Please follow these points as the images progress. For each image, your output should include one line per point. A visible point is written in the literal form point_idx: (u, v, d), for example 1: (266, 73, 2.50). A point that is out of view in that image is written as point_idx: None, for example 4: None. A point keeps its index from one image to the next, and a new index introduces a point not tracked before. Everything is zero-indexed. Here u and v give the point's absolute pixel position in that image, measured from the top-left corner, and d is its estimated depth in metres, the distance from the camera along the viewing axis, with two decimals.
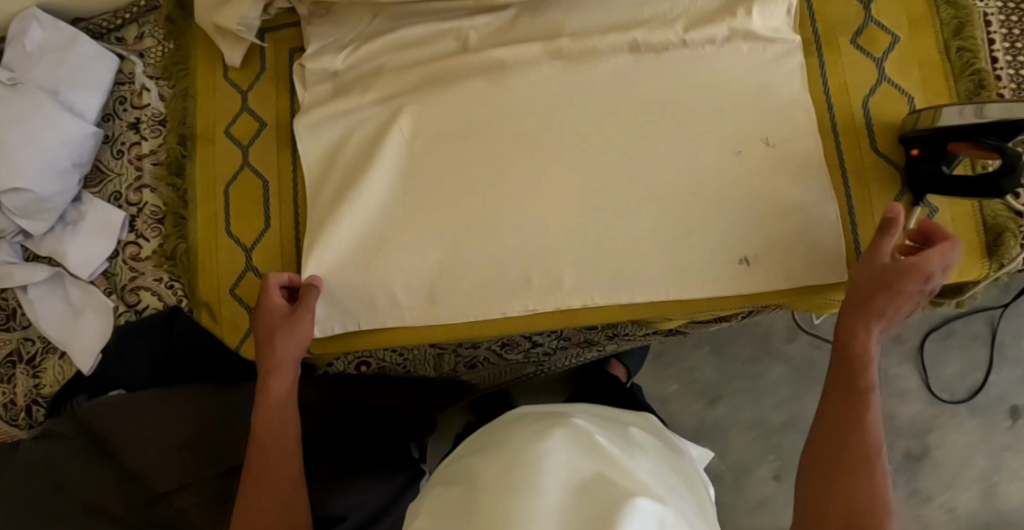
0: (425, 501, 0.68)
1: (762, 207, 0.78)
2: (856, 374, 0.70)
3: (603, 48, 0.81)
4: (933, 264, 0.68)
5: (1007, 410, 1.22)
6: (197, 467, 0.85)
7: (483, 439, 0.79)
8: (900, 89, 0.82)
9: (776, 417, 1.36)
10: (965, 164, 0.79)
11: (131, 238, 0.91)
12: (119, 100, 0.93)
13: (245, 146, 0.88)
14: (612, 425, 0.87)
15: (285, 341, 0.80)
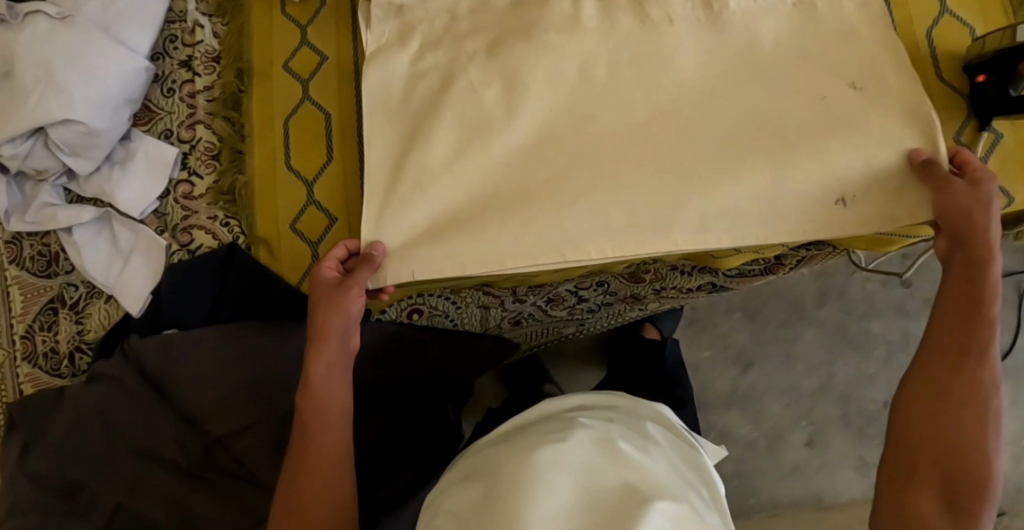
0: (445, 499, 0.65)
1: (851, 132, 0.76)
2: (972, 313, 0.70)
3: None
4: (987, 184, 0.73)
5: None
6: (255, 407, 0.84)
7: (499, 434, 0.74)
8: (961, 20, 0.83)
9: (808, 382, 1.36)
10: None
11: (184, 176, 0.88)
12: (170, 38, 0.91)
13: (305, 79, 0.86)
14: (634, 414, 0.80)
15: (333, 308, 0.74)
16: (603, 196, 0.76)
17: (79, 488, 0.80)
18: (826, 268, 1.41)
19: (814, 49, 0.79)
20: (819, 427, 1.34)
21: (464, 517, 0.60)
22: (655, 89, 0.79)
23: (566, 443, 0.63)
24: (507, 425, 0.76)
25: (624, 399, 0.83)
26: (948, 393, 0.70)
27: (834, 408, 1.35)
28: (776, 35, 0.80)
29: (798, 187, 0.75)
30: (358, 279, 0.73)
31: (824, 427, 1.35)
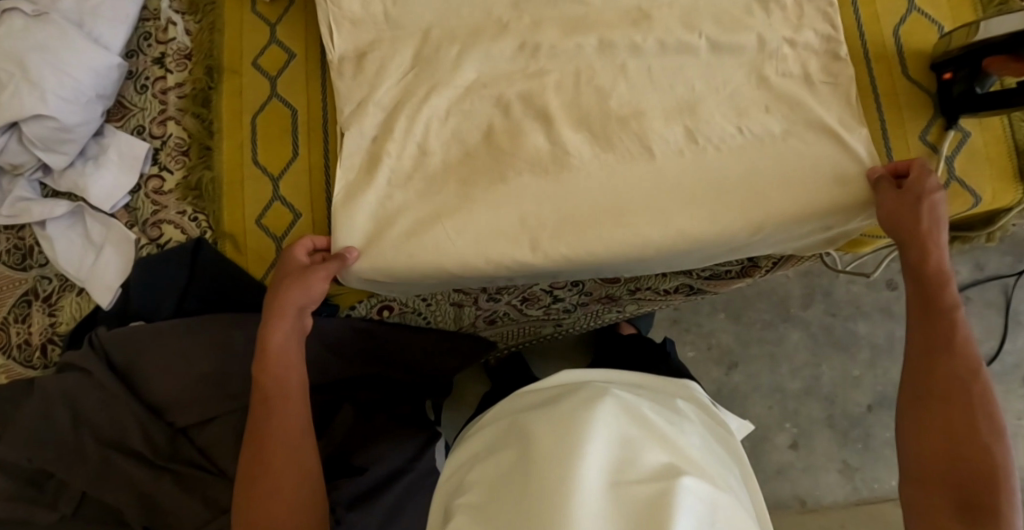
0: (472, 470, 0.68)
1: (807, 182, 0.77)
2: (933, 307, 0.72)
3: None
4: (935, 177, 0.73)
5: (1021, 379, 1.33)
6: (221, 397, 0.85)
7: (532, 398, 0.77)
8: (930, 18, 0.83)
9: (793, 383, 1.36)
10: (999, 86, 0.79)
11: (154, 171, 0.89)
12: (144, 36, 0.93)
13: (274, 77, 0.87)
14: (662, 394, 0.83)
15: (292, 290, 0.76)
16: (578, 231, 0.77)
17: (44, 478, 0.83)
18: (811, 270, 1.40)
19: (772, 50, 0.80)
20: (803, 427, 1.35)
21: (492, 477, 0.65)
22: (622, 86, 0.80)
23: (599, 409, 0.67)
24: (536, 390, 0.80)
25: (655, 380, 0.87)
26: (945, 400, 0.68)
27: (818, 410, 1.35)
28: (740, 34, 0.80)
29: (750, 196, 0.77)
30: (328, 268, 0.77)
31: (807, 428, 1.35)
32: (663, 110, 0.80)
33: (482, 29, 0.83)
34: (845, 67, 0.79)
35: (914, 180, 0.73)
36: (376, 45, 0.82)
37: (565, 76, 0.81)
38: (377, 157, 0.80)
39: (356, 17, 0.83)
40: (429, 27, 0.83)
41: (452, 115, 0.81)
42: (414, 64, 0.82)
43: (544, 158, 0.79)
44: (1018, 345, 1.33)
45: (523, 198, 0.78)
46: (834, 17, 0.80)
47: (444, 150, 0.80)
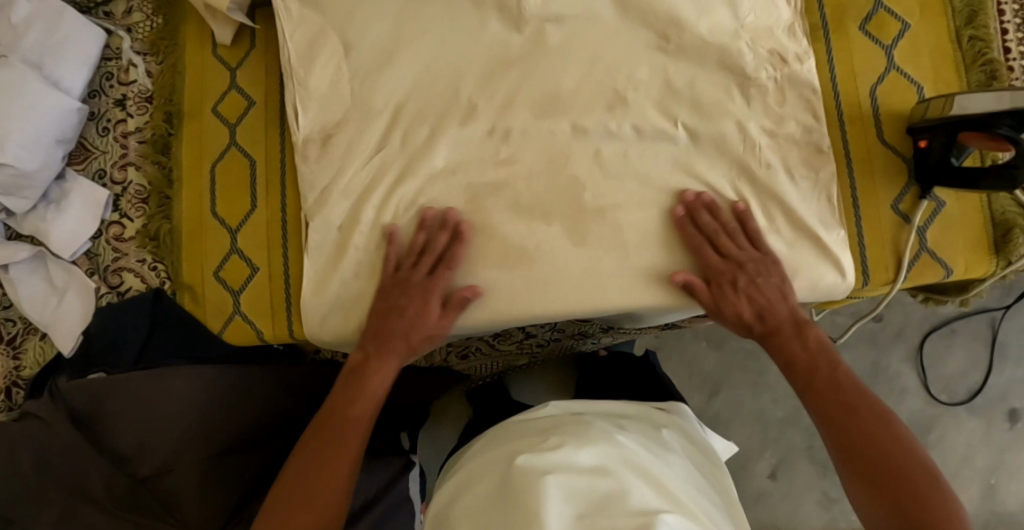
0: (457, 503, 0.69)
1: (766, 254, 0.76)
2: (794, 365, 0.75)
3: (611, 37, 0.79)
4: (723, 275, 0.75)
5: (1005, 413, 1.30)
6: (195, 442, 0.83)
7: (519, 428, 0.81)
8: (909, 78, 0.79)
9: (776, 410, 1.35)
10: (976, 157, 0.76)
11: (115, 217, 0.88)
12: (105, 76, 0.91)
13: (233, 125, 0.86)
14: (647, 423, 0.88)
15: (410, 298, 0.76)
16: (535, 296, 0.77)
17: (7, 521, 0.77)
18: None
19: (753, 140, 0.78)
20: (784, 455, 1.34)
21: (476, 510, 0.66)
22: (597, 173, 0.77)
23: (579, 447, 0.68)
24: (527, 421, 0.84)
25: (638, 409, 0.92)
26: (861, 448, 0.68)
27: (800, 438, 1.33)
28: (716, 120, 0.78)
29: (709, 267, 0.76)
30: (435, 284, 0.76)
31: (788, 454, 1.34)
32: (640, 201, 0.77)
33: (449, 110, 0.80)
34: (828, 163, 0.77)
35: (711, 295, 0.75)
36: (344, 126, 0.81)
37: (541, 166, 0.78)
38: (345, 247, 0.79)
39: (325, 96, 0.82)
40: (399, 108, 0.81)
41: (422, 199, 0.79)
42: (379, 148, 0.80)
43: (516, 254, 0.77)
44: (1005, 379, 1.31)
45: (491, 289, 0.77)
46: (815, 105, 0.78)
47: (409, 227, 0.79)
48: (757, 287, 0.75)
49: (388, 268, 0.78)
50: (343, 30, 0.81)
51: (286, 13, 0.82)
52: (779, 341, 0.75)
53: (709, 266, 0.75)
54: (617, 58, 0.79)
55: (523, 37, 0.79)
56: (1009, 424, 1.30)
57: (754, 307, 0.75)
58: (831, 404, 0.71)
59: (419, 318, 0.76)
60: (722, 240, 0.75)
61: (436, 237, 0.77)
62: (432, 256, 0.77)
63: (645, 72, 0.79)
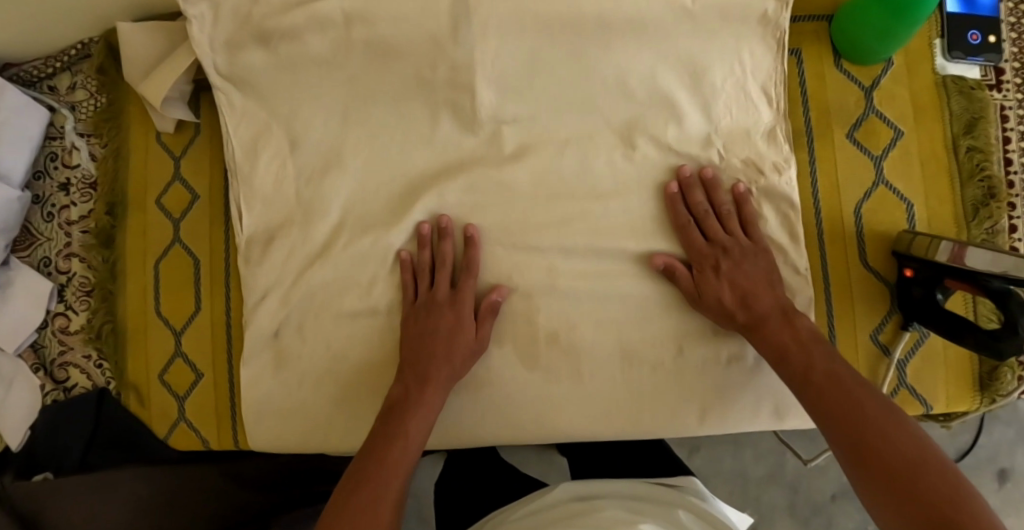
0: None
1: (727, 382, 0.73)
2: (781, 353, 0.66)
3: (574, 142, 0.74)
4: (706, 260, 0.70)
5: (995, 473, 1.08)
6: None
7: (541, 517, 0.71)
8: (898, 193, 0.73)
9: (756, 469, 1.16)
10: (968, 300, 0.71)
11: (60, 309, 0.85)
12: (50, 157, 0.87)
13: (177, 219, 0.82)
14: (665, 505, 0.72)
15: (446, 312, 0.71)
16: (485, 418, 0.74)
17: None
18: None
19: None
20: (761, 516, 1.15)
21: None
22: (551, 293, 0.73)
23: None
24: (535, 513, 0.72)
25: (654, 491, 0.76)
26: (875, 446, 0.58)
27: (781, 498, 1.15)
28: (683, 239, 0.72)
29: (664, 393, 0.73)
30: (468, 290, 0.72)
31: (766, 515, 1.16)
32: (599, 329, 0.73)
33: (398, 215, 0.75)
34: (806, 287, 0.71)
35: (693, 280, 0.70)
36: (287, 229, 0.76)
37: (491, 279, 0.74)
38: (288, 356, 0.76)
39: (268, 199, 0.77)
40: (347, 209, 0.76)
41: (370, 307, 0.75)
42: (320, 254, 0.76)
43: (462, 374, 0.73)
44: (995, 438, 1.08)
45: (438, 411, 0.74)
46: (793, 222, 0.72)
47: (356, 338, 0.75)
48: (741, 274, 0.69)
49: (421, 292, 0.73)
50: (288, 125, 0.76)
51: (229, 108, 0.76)
52: (767, 331, 0.67)
53: (693, 250, 0.71)
54: (579, 164, 0.74)
55: (477, 138, 0.75)
56: (999, 486, 1.07)
57: (733, 292, 0.69)
58: (831, 395, 0.62)
59: (448, 347, 0.70)
60: (711, 223, 0.71)
61: (441, 245, 0.73)
62: (446, 279, 0.73)
63: (607, 182, 0.74)
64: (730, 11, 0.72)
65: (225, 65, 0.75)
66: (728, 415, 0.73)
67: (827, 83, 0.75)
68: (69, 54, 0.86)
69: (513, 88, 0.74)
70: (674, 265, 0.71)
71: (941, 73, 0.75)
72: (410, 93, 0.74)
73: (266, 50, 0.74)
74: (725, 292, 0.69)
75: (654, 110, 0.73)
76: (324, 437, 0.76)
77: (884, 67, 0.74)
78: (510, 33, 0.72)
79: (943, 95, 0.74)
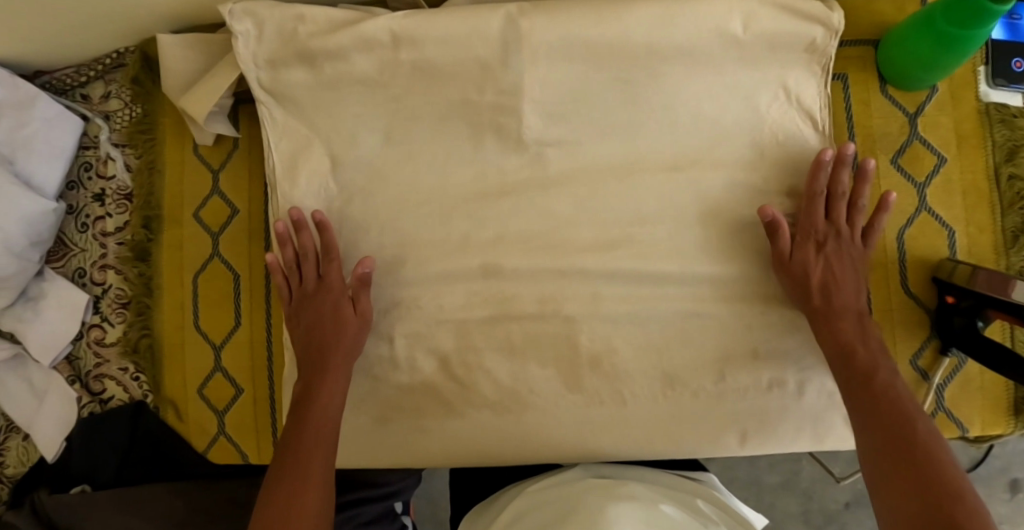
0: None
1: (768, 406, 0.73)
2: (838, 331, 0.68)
3: (619, 164, 0.74)
4: (817, 228, 0.71)
5: (1006, 483, 1.10)
6: None
7: (550, 496, 0.71)
8: (940, 220, 0.74)
9: (770, 476, 1.17)
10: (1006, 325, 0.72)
11: (96, 320, 0.84)
12: (84, 166, 0.86)
13: (216, 233, 0.81)
14: (681, 492, 0.72)
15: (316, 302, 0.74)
16: (527, 436, 0.75)
17: None
18: None
19: (768, 288, 0.73)
20: (774, 522, 1.17)
21: None
22: (593, 316, 0.73)
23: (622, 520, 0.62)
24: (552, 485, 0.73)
25: (672, 476, 0.76)
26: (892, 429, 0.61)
27: (794, 506, 1.16)
28: (724, 265, 0.73)
29: (704, 413, 0.73)
30: (333, 283, 0.73)
31: (780, 522, 1.17)
32: (639, 352, 0.73)
33: (441, 235, 0.75)
34: None
35: (792, 243, 0.70)
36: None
37: (534, 303, 0.74)
38: None
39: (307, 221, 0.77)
40: (387, 229, 0.75)
41: (412, 325, 0.75)
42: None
43: (504, 396, 0.74)
44: (1008, 450, 1.11)
45: (479, 428, 0.75)
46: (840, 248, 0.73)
47: (396, 358, 0.75)
48: (838, 264, 0.70)
49: (292, 290, 0.75)
50: (330, 144, 0.76)
51: (271, 122, 0.76)
52: (848, 320, 0.68)
53: (810, 219, 0.71)
54: (621, 185, 0.74)
55: (521, 161, 0.75)
56: (1010, 496, 1.10)
57: (822, 273, 0.70)
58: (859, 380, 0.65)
59: (333, 329, 0.73)
60: (838, 204, 0.71)
61: (302, 238, 0.75)
62: (311, 268, 0.75)
63: (651, 207, 0.73)
64: (777, 40, 0.72)
65: (268, 82, 0.75)
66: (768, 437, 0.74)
67: (870, 108, 0.75)
68: (104, 63, 0.85)
69: (562, 111, 0.74)
70: (782, 225, 0.70)
71: (984, 100, 0.75)
72: (456, 115, 0.75)
73: (311, 69, 0.74)
74: (818, 268, 0.70)
75: (699, 133, 0.74)
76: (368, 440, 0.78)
77: (929, 94, 0.75)
78: (557, 58, 0.72)
79: (987, 123, 0.75)
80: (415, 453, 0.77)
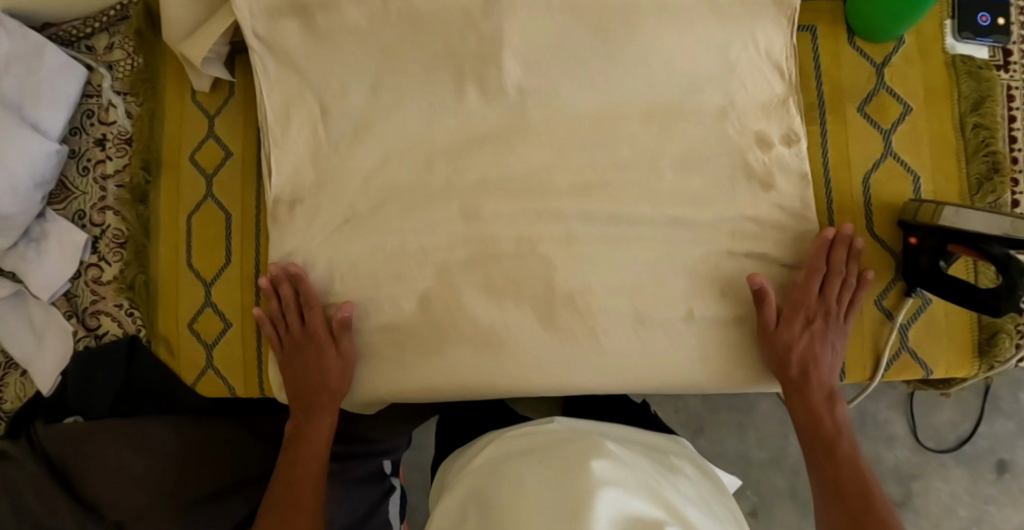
0: (469, 471, 0.72)
1: (737, 346, 0.75)
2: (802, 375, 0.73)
3: (598, 113, 0.77)
4: (809, 306, 0.73)
5: (994, 464, 1.08)
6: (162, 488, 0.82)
7: (530, 440, 0.74)
8: (905, 166, 0.76)
9: (759, 452, 1.18)
10: (969, 264, 0.75)
11: (93, 260, 0.88)
12: (87, 114, 0.90)
13: (210, 175, 0.85)
14: (660, 451, 0.77)
15: (306, 352, 0.77)
16: (502, 376, 0.76)
17: None
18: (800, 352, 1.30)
19: (739, 229, 0.75)
20: (762, 498, 1.17)
21: (481, 477, 0.68)
22: (570, 257, 0.76)
23: (591, 450, 0.67)
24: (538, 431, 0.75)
25: (649, 435, 0.81)
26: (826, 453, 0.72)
27: (781, 482, 1.17)
28: (696, 208, 0.75)
29: (677, 351, 0.75)
30: (318, 332, 0.77)
31: (767, 498, 1.18)
32: (612, 290, 0.75)
33: (424, 177, 0.78)
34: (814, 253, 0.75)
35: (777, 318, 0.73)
36: (319, 190, 0.79)
37: (512, 243, 0.76)
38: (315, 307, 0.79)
39: (296, 164, 0.80)
40: (372, 171, 0.78)
41: (393, 262, 0.78)
42: (347, 214, 0.78)
43: (481, 333, 0.76)
44: (995, 429, 1.09)
45: (452, 368, 0.76)
46: (808, 191, 0.75)
47: (378, 298, 0.78)
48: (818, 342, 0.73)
49: (280, 339, 0.79)
50: (318, 88, 0.79)
51: (262, 69, 0.79)
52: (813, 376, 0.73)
53: (801, 293, 0.73)
54: (599, 132, 0.76)
55: (503, 110, 0.77)
56: (997, 477, 1.08)
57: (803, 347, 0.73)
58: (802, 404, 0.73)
59: (324, 373, 0.77)
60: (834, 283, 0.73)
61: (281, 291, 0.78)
62: (293, 316, 0.78)
63: (625, 152, 0.76)
64: None
65: (263, 29, 0.78)
66: (738, 377, 0.76)
67: (839, 59, 0.78)
68: (108, 15, 0.90)
69: (543, 60, 0.76)
70: (767, 296, 0.72)
71: (950, 53, 0.78)
72: (440, 63, 0.77)
73: (301, 16, 0.77)
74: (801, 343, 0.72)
75: (676, 81, 0.75)
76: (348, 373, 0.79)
77: (896, 46, 0.77)
78: (536, 9, 0.75)
79: (952, 75, 0.77)
80: (392, 389, 0.78)
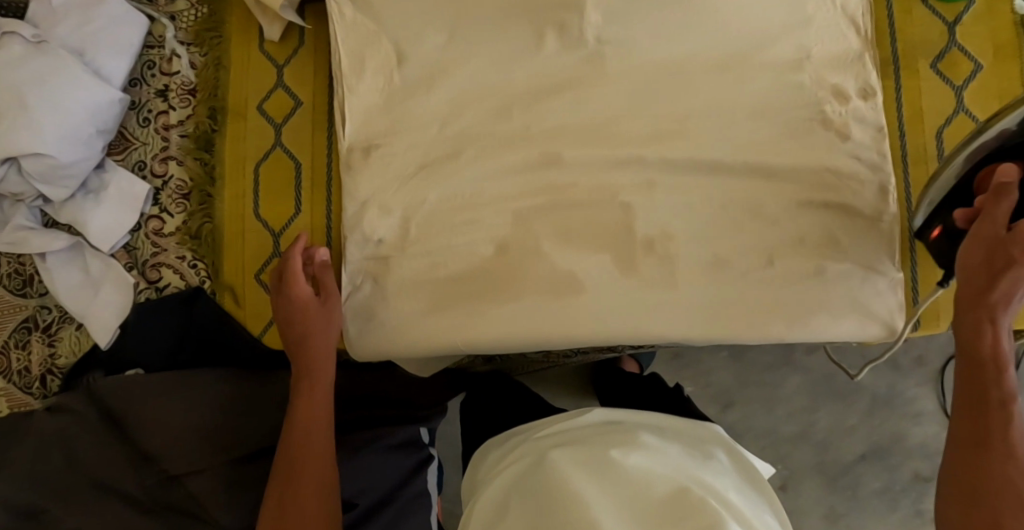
0: (502, 470, 0.73)
1: (817, 295, 0.75)
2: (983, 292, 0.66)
3: (676, 63, 0.77)
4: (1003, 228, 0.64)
5: None
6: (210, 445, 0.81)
7: (563, 435, 0.74)
8: (977, 122, 0.78)
9: (788, 426, 1.13)
10: None
11: (154, 212, 0.86)
12: (148, 64, 0.89)
13: (279, 124, 0.84)
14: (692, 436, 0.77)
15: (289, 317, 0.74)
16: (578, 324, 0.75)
17: (40, 510, 0.77)
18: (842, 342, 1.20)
19: (816, 179, 0.76)
20: (790, 475, 1.14)
21: (512, 477, 0.70)
22: (647, 205, 0.76)
23: (626, 445, 0.67)
24: (569, 424, 0.76)
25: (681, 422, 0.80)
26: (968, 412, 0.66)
27: (808, 457, 1.13)
28: (775, 157, 0.76)
29: (753, 300, 0.75)
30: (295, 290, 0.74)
31: (795, 474, 1.14)
32: (691, 238, 0.76)
33: (501, 127, 0.78)
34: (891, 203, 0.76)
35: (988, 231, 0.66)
36: (394, 138, 0.78)
37: (589, 191, 0.77)
38: (387, 255, 0.78)
39: (368, 111, 0.79)
40: (449, 119, 0.78)
41: (469, 211, 0.77)
42: (423, 162, 0.78)
43: (559, 280, 0.76)
44: None
45: (527, 318, 0.76)
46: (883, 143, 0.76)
47: (452, 248, 0.77)
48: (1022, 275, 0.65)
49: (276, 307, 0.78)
50: (395, 36, 0.79)
51: (339, 16, 0.79)
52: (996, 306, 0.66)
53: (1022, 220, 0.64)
54: (677, 83, 0.77)
55: (581, 60, 0.77)
56: None
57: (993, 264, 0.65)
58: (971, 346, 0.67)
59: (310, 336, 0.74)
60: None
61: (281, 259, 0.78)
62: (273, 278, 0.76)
63: (703, 103, 0.77)
64: None
65: None
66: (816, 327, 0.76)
67: (912, 16, 0.79)
68: None
69: None
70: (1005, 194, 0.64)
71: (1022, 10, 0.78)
72: (521, 12, 0.77)
73: None
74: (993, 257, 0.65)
75: (756, 32, 0.76)
76: (418, 322, 0.77)
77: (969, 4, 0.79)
78: None
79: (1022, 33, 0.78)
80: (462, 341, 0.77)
